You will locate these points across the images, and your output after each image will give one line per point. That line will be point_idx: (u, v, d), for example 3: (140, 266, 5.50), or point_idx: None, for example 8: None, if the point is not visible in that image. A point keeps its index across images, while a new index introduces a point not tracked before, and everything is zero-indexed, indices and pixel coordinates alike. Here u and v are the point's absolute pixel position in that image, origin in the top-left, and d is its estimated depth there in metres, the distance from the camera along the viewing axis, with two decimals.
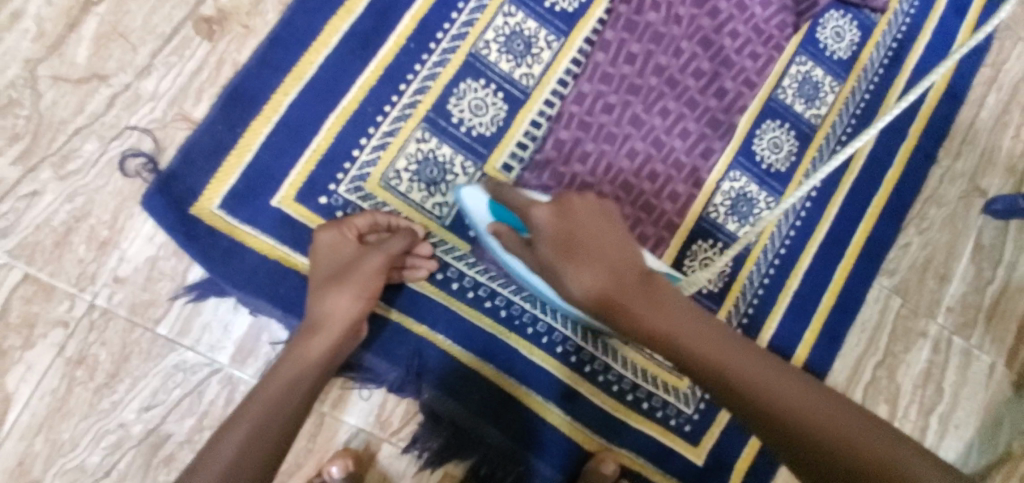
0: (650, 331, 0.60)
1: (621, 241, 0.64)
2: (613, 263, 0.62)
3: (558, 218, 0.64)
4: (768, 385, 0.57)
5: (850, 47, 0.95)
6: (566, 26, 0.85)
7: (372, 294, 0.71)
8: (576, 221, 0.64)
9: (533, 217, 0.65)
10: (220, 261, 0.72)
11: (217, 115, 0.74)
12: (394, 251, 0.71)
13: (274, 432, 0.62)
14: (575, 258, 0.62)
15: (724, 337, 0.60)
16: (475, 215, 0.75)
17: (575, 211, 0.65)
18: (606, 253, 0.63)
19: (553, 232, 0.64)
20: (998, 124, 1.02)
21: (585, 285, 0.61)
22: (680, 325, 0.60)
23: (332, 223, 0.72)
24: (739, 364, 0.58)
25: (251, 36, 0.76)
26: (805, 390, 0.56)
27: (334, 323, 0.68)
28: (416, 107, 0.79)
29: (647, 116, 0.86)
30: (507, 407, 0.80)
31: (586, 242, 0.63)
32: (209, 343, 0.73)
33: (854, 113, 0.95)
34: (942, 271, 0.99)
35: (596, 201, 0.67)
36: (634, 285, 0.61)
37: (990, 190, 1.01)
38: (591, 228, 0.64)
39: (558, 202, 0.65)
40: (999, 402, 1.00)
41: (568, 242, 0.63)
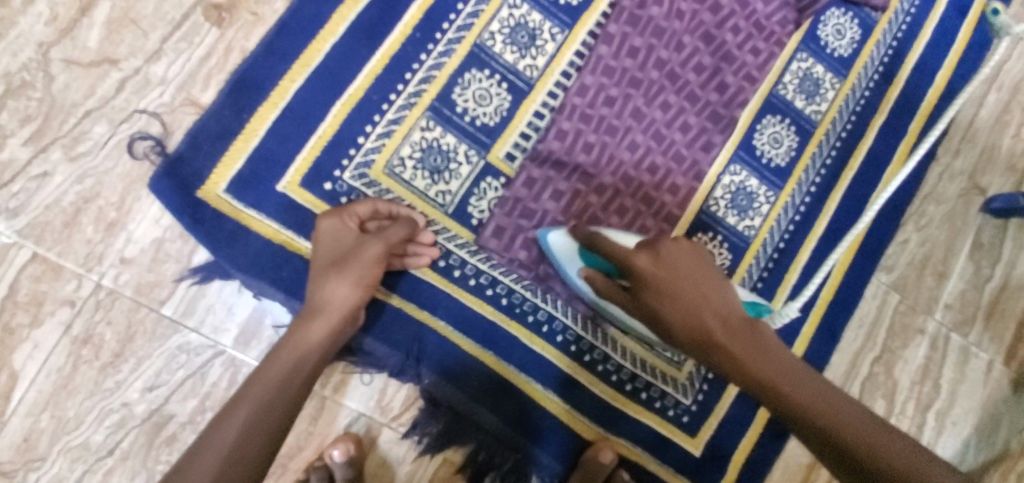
0: (750, 372, 0.66)
1: (726, 289, 0.69)
2: (719, 308, 0.68)
3: (656, 266, 0.69)
4: (855, 426, 0.61)
5: (850, 44, 0.96)
6: (569, 19, 0.86)
7: (372, 282, 0.71)
8: (673, 266, 0.69)
9: (633, 264, 0.69)
10: (224, 243, 0.73)
11: (224, 100, 0.75)
12: (394, 239, 0.72)
13: (276, 414, 0.62)
14: (674, 304, 0.68)
15: (816, 382, 0.65)
16: (563, 255, 0.79)
17: (682, 255, 0.70)
18: (699, 297, 0.68)
19: (657, 279, 0.69)
20: (998, 123, 1.03)
21: (684, 325, 0.68)
22: (774, 367, 0.65)
23: (334, 211, 0.73)
24: (831, 406, 0.63)
25: (260, 24, 0.77)
26: (895, 438, 0.59)
27: (335, 308, 0.69)
28: (421, 96, 0.81)
29: (649, 109, 0.87)
30: (506, 394, 0.81)
31: (691, 287, 0.68)
32: (213, 324, 0.74)
33: (854, 109, 0.96)
34: (941, 268, 0.99)
35: (693, 244, 0.72)
36: (734, 328, 0.67)
37: (989, 189, 1.02)
38: (689, 272, 0.69)
39: (654, 247, 0.70)
40: (996, 399, 1.00)
41: (671, 287, 0.68)
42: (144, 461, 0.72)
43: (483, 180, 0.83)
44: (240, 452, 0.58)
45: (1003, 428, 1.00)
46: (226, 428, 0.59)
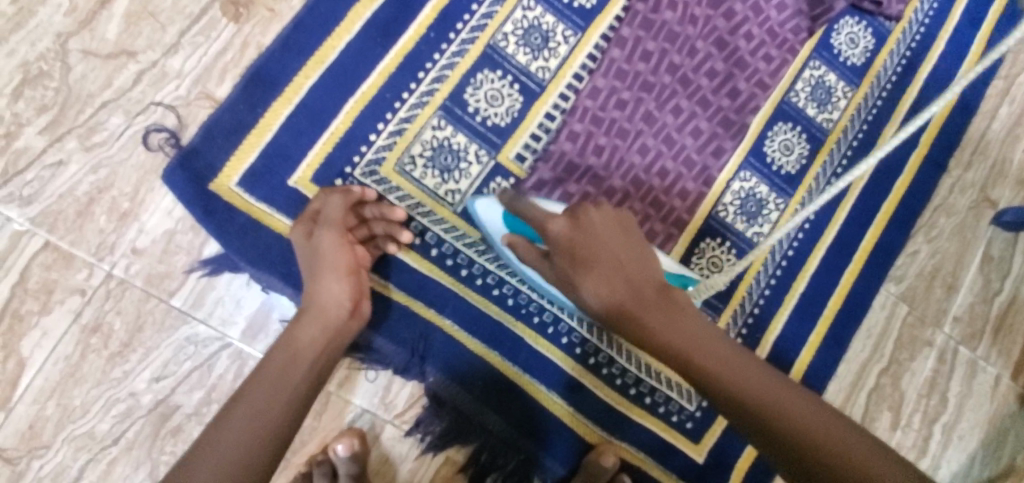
0: (666, 342, 0.61)
1: (640, 252, 0.65)
2: (632, 273, 0.64)
3: (574, 231, 0.65)
4: (767, 395, 0.58)
5: (863, 53, 0.96)
6: (583, 22, 0.87)
7: (340, 265, 0.69)
8: (589, 228, 0.65)
9: (551, 230, 0.65)
10: (235, 236, 0.74)
11: (239, 94, 0.75)
12: (337, 217, 0.71)
13: (275, 414, 0.58)
14: (589, 268, 0.63)
15: (725, 345, 0.62)
16: (489, 225, 0.77)
17: (600, 220, 0.66)
18: (614, 259, 0.64)
19: (572, 244, 0.64)
20: (1011, 136, 1.02)
21: (599, 293, 0.63)
22: (687, 333, 0.61)
23: (297, 220, 0.73)
24: (744, 374, 0.60)
25: (276, 20, 0.78)
26: (802, 401, 0.58)
27: (319, 304, 0.68)
28: (434, 95, 0.81)
29: (660, 113, 0.87)
30: (510, 394, 0.81)
31: (606, 251, 0.64)
32: (221, 317, 0.75)
33: (866, 119, 0.96)
34: (950, 281, 0.99)
35: (609, 209, 0.67)
36: (646, 292, 0.62)
37: (1000, 202, 1.01)
38: (604, 236, 0.65)
39: (572, 213, 0.66)
40: (1003, 415, 0.99)
41: (589, 254, 0.64)
42: (148, 451, 0.73)
43: (493, 180, 0.83)
44: (251, 447, 0.56)
45: (1010, 444, 0.99)
46: (228, 426, 0.57)
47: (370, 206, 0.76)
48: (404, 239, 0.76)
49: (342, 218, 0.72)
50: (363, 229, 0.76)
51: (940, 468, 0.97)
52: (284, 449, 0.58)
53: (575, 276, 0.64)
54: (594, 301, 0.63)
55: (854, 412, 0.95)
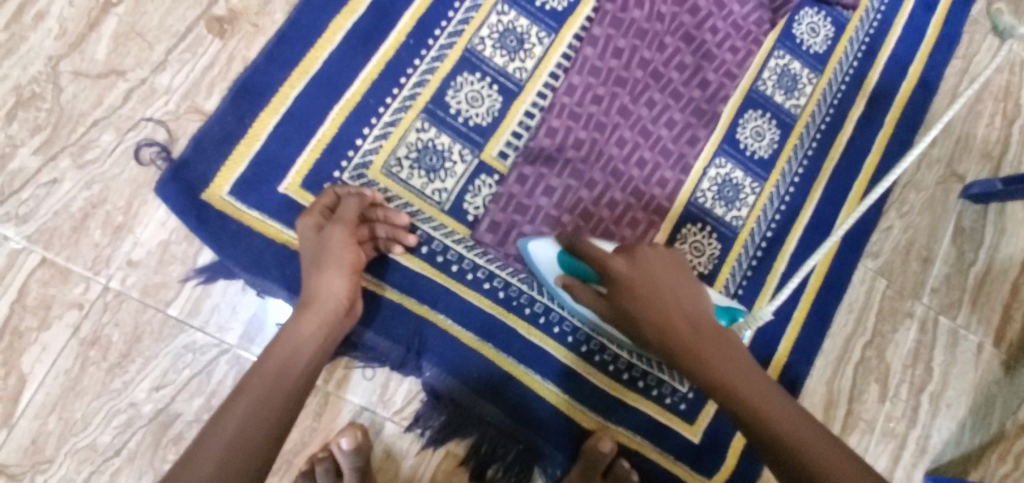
0: (722, 385, 0.65)
1: (697, 295, 0.70)
2: (689, 312, 0.68)
3: (632, 269, 0.70)
4: (816, 447, 0.59)
5: (825, 41, 1.01)
6: (556, 24, 0.90)
7: (345, 259, 0.72)
8: (647, 268, 0.70)
9: (609, 268, 0.70)
10: (228, 243, 0.76)
11: (227, 107, 0.78)
12: (350, 216, 0.74)
13: (275, 406, 0.61)
14: (645, 303, 0.68)
15: (776, 397, 0.64)
16: (543, 265, 0.81)
17: (655, 264, 0.71)
18: (665, 298, 0.68)
19: (629, 283, 0.69)
20: (972, 113, 1.07)
21: (656, 329, 0.67)
22: (741, 377, 0.65)
23: (305, 211, 0.76)
24: (797, 427, 0.61)
25: (260, 34, 0.81)
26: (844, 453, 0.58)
27: (323, 300, 0.70)
28: (416, 99, 0.84)
29: (635, 106, 0.91)
30: (505, 385, 0.83)
31: (664, 290, 0.69)
32: (217, 323, 0.76)
33: (831, 103, 1.00)
34: (925, 254, 1.02)
35: (665, 251, 0.73)
36: (704, 334, 0.67)
37: (967, 176, 1.05)
38: (661, 275, 0.70)
39: (633, 255, 0.71)
40: (988, 381, 1.02)
41: (647, 293, 0.68)
42: (151, 460, 0.73)
43: (478, 178, 0.86)
44: (246, 438, 0.57)
45: (998, 409, 1.01)
46: (226, 419, 0.58)
47: (379, 208, 0.78)
48: (406, 242, 0.79)
49: (356, 217, 0.75)
50: (365, 230, 0.77)
51: (931, 436, 0.99)
52: (282, 438, 0.60)
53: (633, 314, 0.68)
54: (652, 336, 0.68)
55: (843, 386, 0.97)
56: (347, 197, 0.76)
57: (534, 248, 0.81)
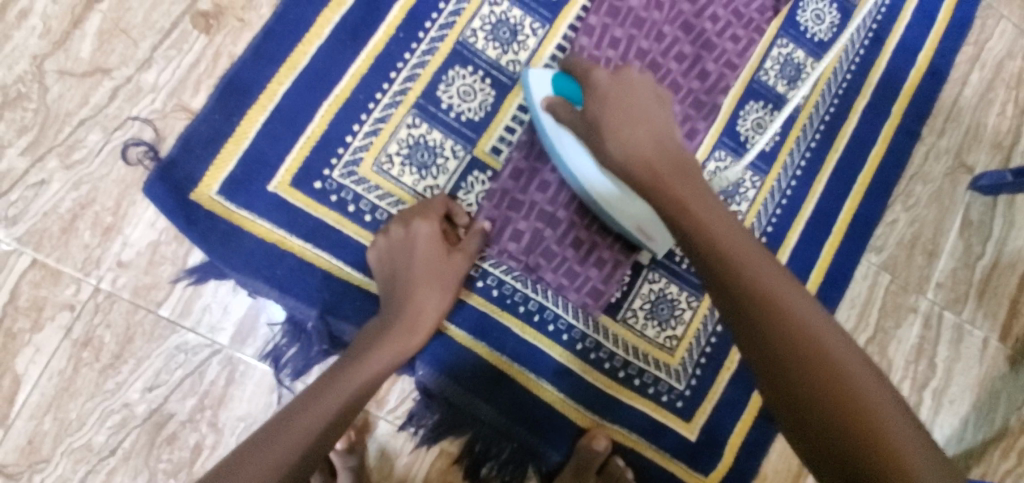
0: (683, 205, 0.66)
1: (665, 127, 0.73)
2: (656, 145, 0.71)
3: (615, 86, 0.73)
4: (770, 282, 0.59)
5: (830, 29, 0.97)
6: (550, 14, 0.88)
7: (451, 284, 0.78)
8: (629, 91, 0.74)
9: (592, 81, 0.74)
10: (218, 244, 0.75)
11: (214, 105, 0.77)
12: (473, 249, 0.79)
13: (359, 403, 0.66)
14: (617, 120, 0.71)
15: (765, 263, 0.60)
16: (534, 88, 0.79)
17: (633, 84, 0.74)
18: (637, 120, 0.72)
19: (605, 97, 0.73)
20: (983, 102, 1.03)
21: (629, 159, 0.70)
22: (732, 235, 0.62)
23: (429, 216, 0.78)
24: (790, 296, 0.57)
25: (246, 29, 0.79)
26: (793, 291, 0.58)
27: (424, 320, 0.75)
28: (407, 94, 0.82)
29: None
30: (499, 383, 0.82)
31: (633, 112, 0.72)
32: (209, 324, 0.76)
33: (836, 93, 0.97)
34: (930, 247, 1.00)
35: (652, 82, 0.75)
36: (684, 179, 0.68)
37: (976, 167, 1.02)
38: (637, 102, 0.73)
39: (616, 74, 0.74)
40: (994, 377, 1.00)
41: (620, 108, 0.72)
42: (146, 460, 0.74)
43: (471, 174, 0.84)
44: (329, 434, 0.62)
45: (1002, 405, 1.00)
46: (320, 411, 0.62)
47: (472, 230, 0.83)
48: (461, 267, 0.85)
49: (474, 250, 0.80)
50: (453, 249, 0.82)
51: (933, 432, 0.98)
52: (347, 429, 0.65)
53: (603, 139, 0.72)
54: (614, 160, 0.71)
55: None
56: (472, 229, 0.80)
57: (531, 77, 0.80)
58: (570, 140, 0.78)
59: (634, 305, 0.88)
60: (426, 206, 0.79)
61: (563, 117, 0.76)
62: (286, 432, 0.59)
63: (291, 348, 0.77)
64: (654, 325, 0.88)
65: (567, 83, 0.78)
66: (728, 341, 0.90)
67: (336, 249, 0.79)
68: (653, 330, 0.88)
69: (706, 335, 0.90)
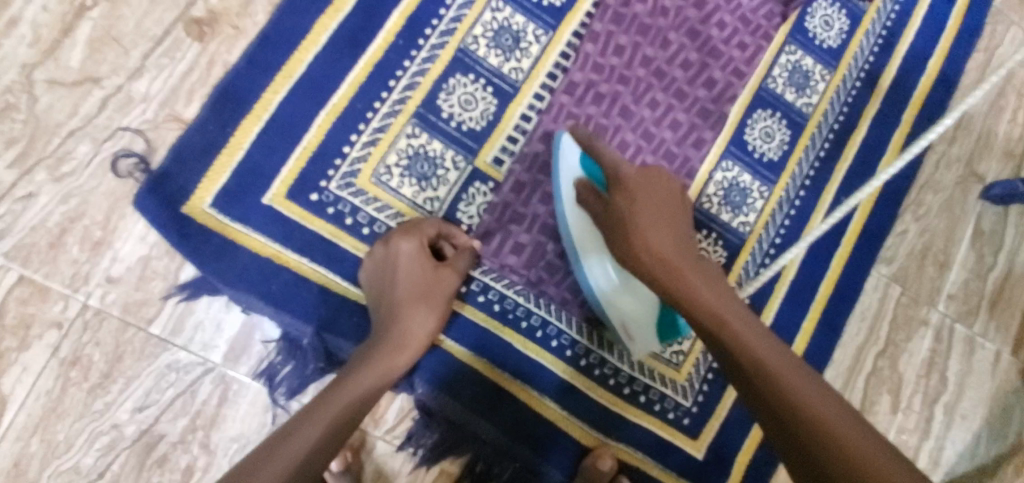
0: (692, 298, 0.66)
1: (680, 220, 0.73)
2: (674, 239, 0.70)
3: (640, 177, 0.72)
4: (788, 379, 0.60)
5: (839, 35, 0.95)
6: (554, 20, 0.85)
7: (440, 302, 0.75)
8: (654, 183, 0.72)
9: (621, 176, 0.71)
10: (211, 259, 0.73)
11: (208, 115, 0.74)
12: (461, 268, 0.77)
13: (347, 428, 0.63)
14: (641, 209, 0.70)
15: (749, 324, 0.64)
16: (563, 157, 0.77)
17: (657, 180, 0.73)
18: (661, 215, 0.71)
19: (632, 194, 0.71)
20: (994, 109, 1.01)
21: (646, 243, 0.69)
22: (719, 297, 0.66)
23: (414, 235, 0.75)
24: (774, 356, 0.61)
25: (241, 37, 0.77)
26: (805, 380, 0.60)
27: (413, 339, 0.72)
28: (406, 103, 0.80)
29: (636, 107, 0.86)
30: (501, 401, 0.80)
31: (656, 208, 0.71)
32: (201, 341, 0.73)
33: (845, 101, 0.95)
34: (942, 259, 0.98)
35: (673, 178, 0.75)
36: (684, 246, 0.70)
37: (987, 176, 1.00)
38: (656, 197, 0.72)
39: (644, 169, 0.72)
40: (1006, 391, 0.98)
41: (646, 204, 0.71)
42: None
43: (472, 185, 0.82)
44: (313, 461, 0.58)
45: (1015, 420, 0.98)
46: (305, 434, 0.59)
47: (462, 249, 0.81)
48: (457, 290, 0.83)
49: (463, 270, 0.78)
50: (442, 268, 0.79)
51: (945, 448, 0.96)
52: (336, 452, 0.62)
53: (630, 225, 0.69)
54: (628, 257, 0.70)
55: (854, 398, 0.94)
56: (463, 247, 0.78)
57: (565, 141, 0.77)
58: (581, 218, 0.77)
59: None
60: (416, 222, 0.76)
61: (584, 196, 0.74)
62: (272, 460, 0.56)
63: (286, 366, 0.74)
64: None
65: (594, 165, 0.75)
66: None
67: (334, 263, 0.76)
68: None
69: None
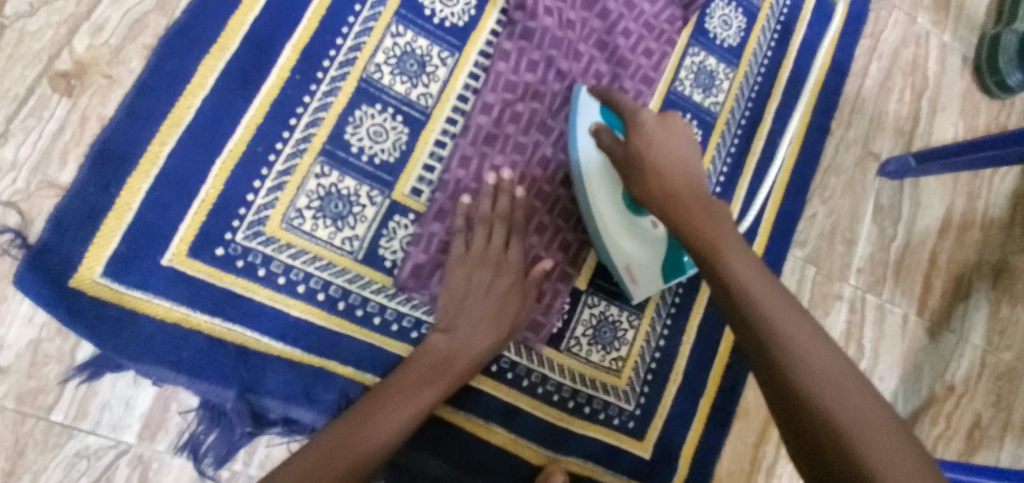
0: (687, 227, 0.70)
1: (695, 170, 0.75)
2: (683, 170, 0.74)
3: (659, 122, 0.75)
4: (775, 323, 0.61)
5: (737, 33, 0.99)
6: (458, 41, 0.84)
7: (455, 355, 0.76)
8: (665, 136, 0.74)
9: (640, 119, 0.75)
10: (110, 333, 0.67)
11: (88, 176, 0.68)
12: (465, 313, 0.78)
13: (337, 466, 0.66)
14: (654, 154, 0.73)
15: (817, 339, 0.60)
16: (581, 111, 0.81)
17: (676, 128, 0.75)
18: (671, 144, 0.74)
19: (649, 133, 0.74)
20: (882, 90, 1.09)
21: (662, 185, 0.72)
22: (723, 236, 0.69)
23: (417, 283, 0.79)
24: (770, 300, 0.63)
25: (116, 87, 0.70)
26: (799, 328, 0.60)
27: (416, 387, 0.73)
28: (311, 141, 0.76)
29: (554, 122, 0.86)
30: (445, 434, 0.79)
31: (665, 147, 0.74)
32: (111, 423, 0.68)
33: (750, 96, 0.99)
34: (849, 236, 1.04)
35: (692, 132, 0.77)
36: (698, 192, 0.73)
37: (882, 153, 1.08)
38: (669, 144, 0.74)
39: (662, 117, 0.76)
40: (916, 349, 1.07)
41: (665, 143, 0.74)
42: None
43: (391, 220, 0.79)
44: None
45: (926, 375, 1.06)
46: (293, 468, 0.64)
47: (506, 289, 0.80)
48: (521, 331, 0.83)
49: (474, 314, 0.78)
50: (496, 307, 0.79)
51: None
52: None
53: (646, 158, 0.73)
54: (653, 186, 0.73)
55: None
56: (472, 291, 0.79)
57: (582, 95, 0.82)
58: (611, 205, 0.80)
59: (576, 333, 0.86)
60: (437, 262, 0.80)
61: (605, 144, 0.76)
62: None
63: (210, 435, 0.70)
64: (598, 350, 0.87)
65: (612, 117, 0.80)
66: (672, 355, 0.91)
67: (250, 319, 0.72)
68: (597, 355, 0.87)
69: (650, 352, 0.90)
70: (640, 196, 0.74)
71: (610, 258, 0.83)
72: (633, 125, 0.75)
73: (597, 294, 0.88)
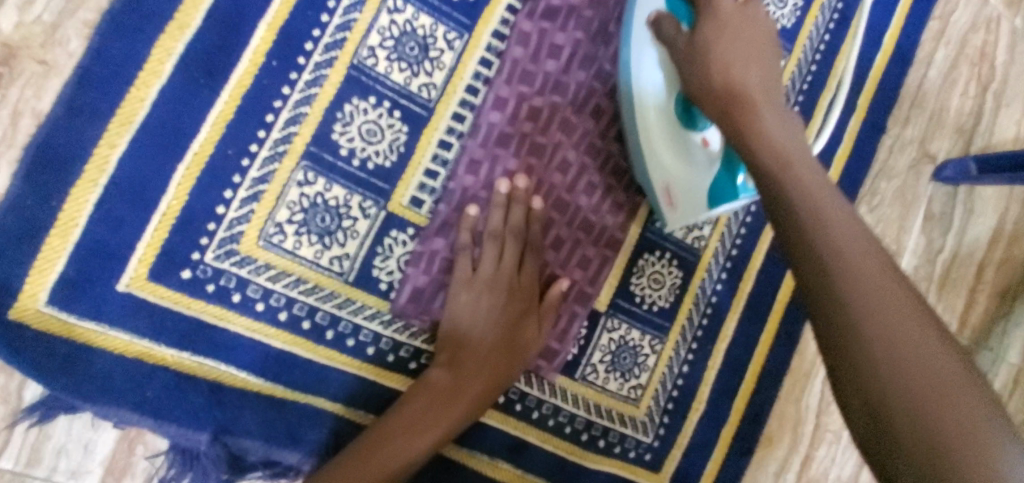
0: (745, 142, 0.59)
1: (767, 77, 0.64)
2: (752, 76, 0.63)
3: (737, 15, 0.64)
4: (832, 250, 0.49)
5: (793, 12, 0.84)
6: (468, 20, 0.70)
7: (456, 387, 0.67)
8: (740, 32, 0.64)
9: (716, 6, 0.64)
10: (58, 372, 0.58)
11: (21, 186, 0.57)
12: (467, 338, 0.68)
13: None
14: (723, 49, 0.63)
15: (884, 275, 0.47)
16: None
17: (754, 24, 0.65)
18: (743, 41, 0.64)
19: (722, 22, 0.64)
20: (947, 83, 0.95)
21: (728, 82, 0.62)
22: (782, 152, 0.57)
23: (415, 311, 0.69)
24: (831, 224, 0.50)
25: (52, 75, 0.58)
26: (866, 262, 0.47)
27: (414, 421, 0.65)
28: (292, 141, 0.64)
29: (579, 119, 0.74)
30: (447, 472, 0.72)
31: (737, 43, 0.63)
32: (68, 469, 0.60)
33: (801, 88, 0.86)
34: (894, 248, 0.94)
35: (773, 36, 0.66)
36: (768, 98, 0.62)
37: (939, 155, 0.96)
38: (742, 41, 0.64)
39: (743, 8, 0.65)
40: None
41: (738, 38, 0.64)
42: None
43: (387, 235, 0.68)
44: None
45: None
46: None
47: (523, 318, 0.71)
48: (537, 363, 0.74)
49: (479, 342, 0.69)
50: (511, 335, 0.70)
51: None
52: None
53: (712, 52, 0.62)
54: (717, 82, 0.62)
55: (811, 401, 0.89)
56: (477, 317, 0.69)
57: None
58: (658, 112, 0.66)
59: (593, 360, 0.78)
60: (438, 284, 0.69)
61: (665, 34, 0.64)
62: None
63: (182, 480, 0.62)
64: (616, 377, 0.79)
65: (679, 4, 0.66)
66: (695, 381, 0.83)
67: (223, 352, 0.63)
68: (615, 383, 0.79)
69: (672, 378, 0.82)
70: (699, 89, 0.63)
71: (648, 177, 0.71)
72: (704, 11, 0.64)
73: (617, 317, 0.78)
